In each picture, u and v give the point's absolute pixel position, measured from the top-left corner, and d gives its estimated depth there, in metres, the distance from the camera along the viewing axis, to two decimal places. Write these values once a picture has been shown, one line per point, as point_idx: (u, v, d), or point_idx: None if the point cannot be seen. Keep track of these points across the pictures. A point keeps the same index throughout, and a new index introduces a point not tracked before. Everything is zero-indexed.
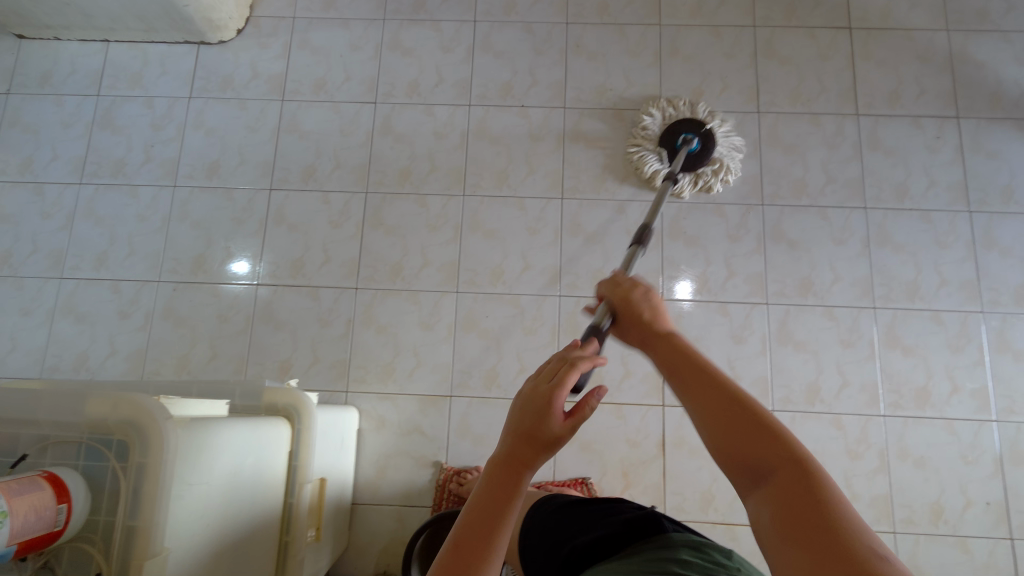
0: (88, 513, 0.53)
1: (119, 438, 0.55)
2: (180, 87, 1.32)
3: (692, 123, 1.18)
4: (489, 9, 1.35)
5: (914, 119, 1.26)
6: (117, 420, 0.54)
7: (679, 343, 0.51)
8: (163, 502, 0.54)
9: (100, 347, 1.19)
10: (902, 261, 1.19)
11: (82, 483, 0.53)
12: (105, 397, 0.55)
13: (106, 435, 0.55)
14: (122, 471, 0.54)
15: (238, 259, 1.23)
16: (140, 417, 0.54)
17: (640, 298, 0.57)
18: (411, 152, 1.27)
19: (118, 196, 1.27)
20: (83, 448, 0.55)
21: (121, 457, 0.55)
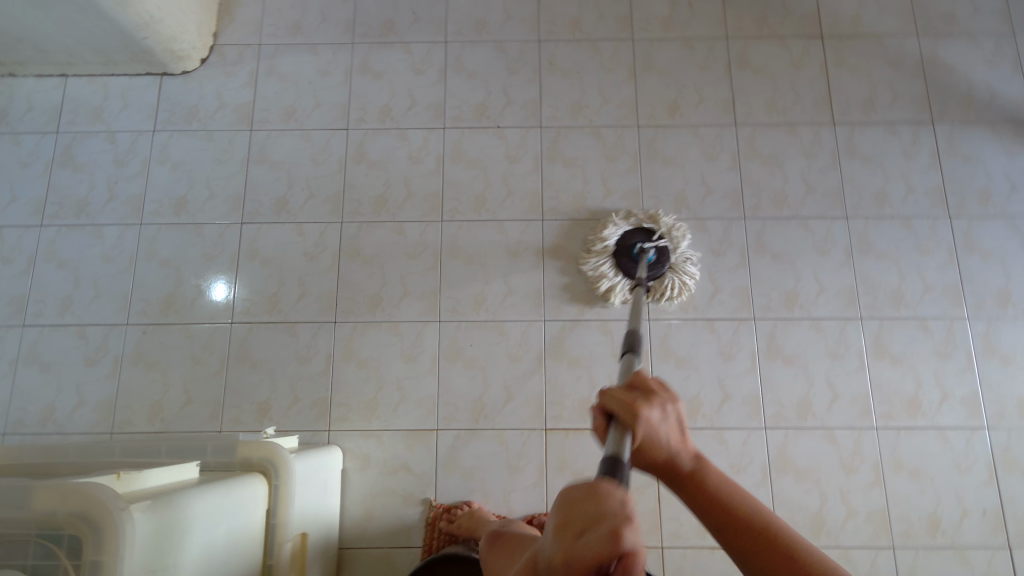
0: None
1: (71, 532, 0.51)
2: (143, 120, 1.27)
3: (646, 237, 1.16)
4: (459, 29, 1.32)
5: (890, 125, 1.26)
6: (66, 512, 0.51)
7: (719, 482, 0.52)
8: None
9: (68, 398, 1.14)
10: (886, 269, 1.18)
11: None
12: (51, 487, 0.51)
13: (57, 529, 0.51)
14: (77, 566, 0.51)
15: (215, 281, 1.19)
16: (90, 507, 0.51)
17: (661, 414, 0.51)
18: (385, 179, 1.24)
19: (81, 237, 1.22)
20: (30, 545, 0.51)
21: (74, 551, 0.51)
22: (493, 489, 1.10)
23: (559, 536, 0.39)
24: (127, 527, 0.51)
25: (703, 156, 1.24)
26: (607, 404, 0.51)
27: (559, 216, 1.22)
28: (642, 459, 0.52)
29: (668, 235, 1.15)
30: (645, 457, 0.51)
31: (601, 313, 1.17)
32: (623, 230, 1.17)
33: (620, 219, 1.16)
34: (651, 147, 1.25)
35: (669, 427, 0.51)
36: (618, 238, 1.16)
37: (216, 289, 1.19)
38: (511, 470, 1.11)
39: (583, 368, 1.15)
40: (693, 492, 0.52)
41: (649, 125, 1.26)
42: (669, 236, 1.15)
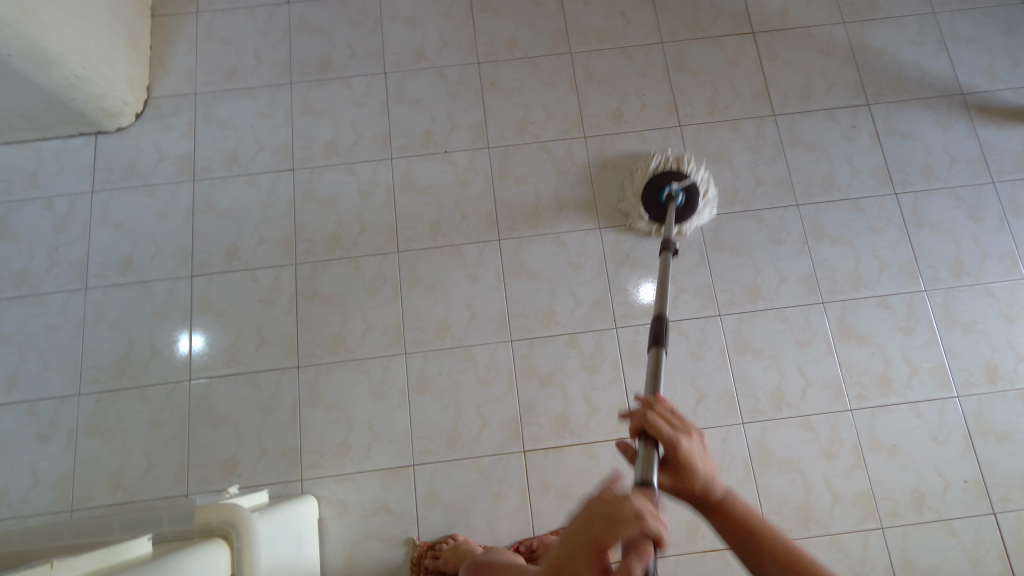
0: None
1: None
2: (81, 182, 1.24)
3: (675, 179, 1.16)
4: (398, 59, 1.32)
5: (829, 112, 1.28)
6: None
7: (750, 511, 0.61)
8: None
9: (21, 479, 1.08)
10: (841, 252, 1.20)
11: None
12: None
13: None
14: None
15: (181, 336, 1.16)
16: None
17: (690, 446, 0.61)
18: (337, 215, 1.22)
19: (24, 308, 1.17)
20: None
21: None
22: (477, 519, 1.07)
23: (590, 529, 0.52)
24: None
25: None
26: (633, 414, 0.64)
27: (517, 235, 1.21)
28: (680, 480, 0.61)
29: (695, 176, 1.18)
30: (683, 479, 0.61)
31: (568, 326, 1.16)
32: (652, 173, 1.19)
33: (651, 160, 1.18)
34: (600, 155, 1.26)
35: (703, 457, 0.62)
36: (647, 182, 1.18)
37: (184, 342, 1.15)
38: (493, 497, 1.08)
39: (556, 384, 1.13)
40: (721, 515, 0.61)
41: (596, 134, 1.27)
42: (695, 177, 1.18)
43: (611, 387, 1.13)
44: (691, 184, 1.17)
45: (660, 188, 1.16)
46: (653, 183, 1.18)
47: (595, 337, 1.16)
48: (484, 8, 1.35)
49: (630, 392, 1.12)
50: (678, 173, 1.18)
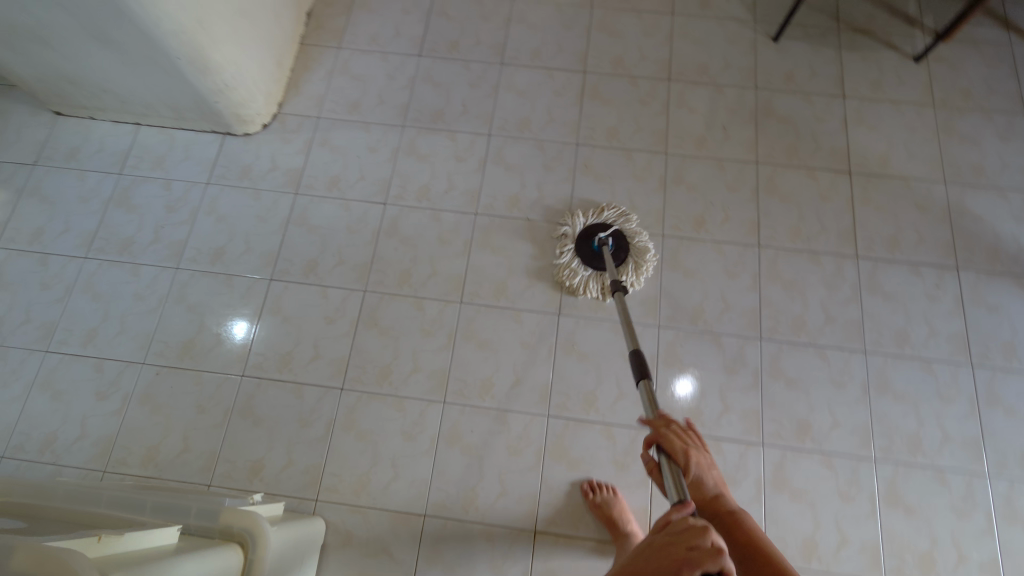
0: None
1: None
2: (200, 173, 1.37)
3: (598, 232, 1.25)
4: (504, 125, 1.41)
5: (914, 266, 1.26)
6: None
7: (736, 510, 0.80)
8: None
9: (71, 429, 1.16)
10: (903, 411, 1.15)
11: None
12: (32, 550, 0.50)
13: None
14: None
15: (236, 320, 1.24)
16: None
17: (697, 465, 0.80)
18: (414, 255, 1.29)
19: (120, 273, 1.28)
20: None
21: None
22: None
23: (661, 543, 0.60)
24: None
25: (724, 272, 1.27)
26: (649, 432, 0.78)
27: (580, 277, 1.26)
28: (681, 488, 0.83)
29: (622, 224, 1.26)
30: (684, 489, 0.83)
31: (606, 416, 1.16)
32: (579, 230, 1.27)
33: (579, 216, 1.26)
34: (674, 256, 1.28)
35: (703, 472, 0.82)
36: (577, 241, 1.26)
37: (235, 326, 1.23)
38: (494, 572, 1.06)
39: (581, 471, 1.12)
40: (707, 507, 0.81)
41: (674, 235, 1.30)
42: (621, 224, 1.27)
43: (637, 489, 1.11)
44: (616, 232, 1.26)
45: (590, 243, 1.25)
46: (583, 238, 1.25)
47: (631, 434, 1.14)
48: (593, 96, 1.44)
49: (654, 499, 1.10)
50: (603, 224, 1.27)
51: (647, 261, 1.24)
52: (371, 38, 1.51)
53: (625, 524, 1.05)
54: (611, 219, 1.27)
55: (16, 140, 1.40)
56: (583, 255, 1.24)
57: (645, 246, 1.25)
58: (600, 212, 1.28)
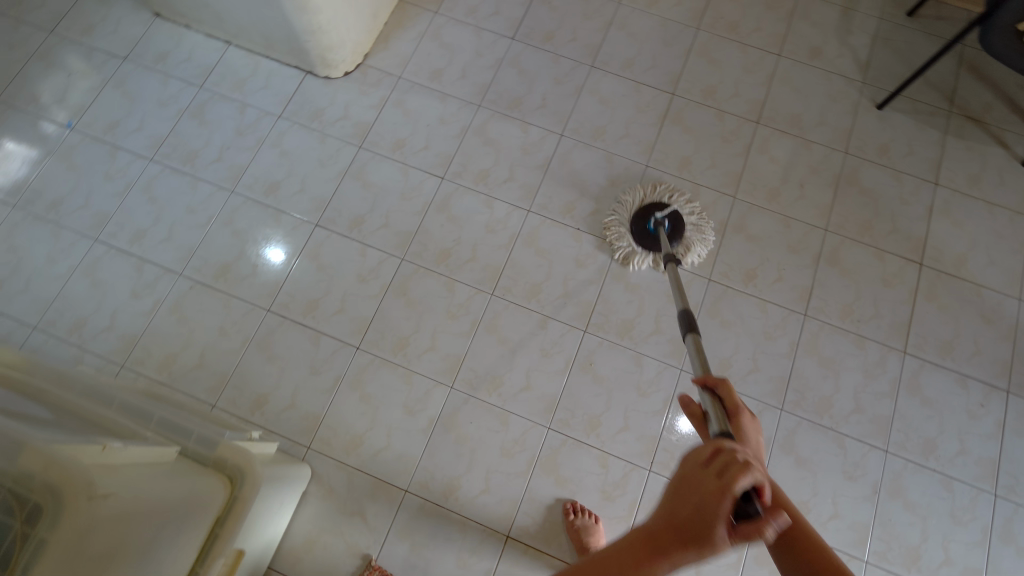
0: None
1: (36, 501, 0.56)
2: (275, 104, 1.38)
3: (652, 209, 1.26)
4: (578, 129, 1.38)
5: (962, 378, 1.20)
6: (45, 483, 0.56)
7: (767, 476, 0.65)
8: None
9: (101, 318, 1.21)
10: (909, 522, 1.11)
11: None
12: (41, 453, 0.56)
13: (27, 492, 0.57)
14: (26, 537, 0.55)
15: (272, 244, 1.27)
16: (70, 487, 0.56)
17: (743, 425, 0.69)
18: (458, 236, 1.28)
19: (178, 183, 1.31)
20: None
21: (31, 520, 0.56)
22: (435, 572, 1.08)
23: (689, 473, 0.52)
24: (96, 512, 0.57)
25: (762, 332, 1.23)
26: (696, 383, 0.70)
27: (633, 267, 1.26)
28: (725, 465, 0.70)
29: (678, 202, 1.27)
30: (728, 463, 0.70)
31: (605, 444, 1.15)
32: (634, 208, 1.27)
33: (635, 193, 1.26)
34: (715, 303, 1.25)
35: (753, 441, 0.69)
36: (631, 220, 1.26)
37: (271, 250, 1.26)
38: (458, 564, 1.08)
39: (568, 490, 1.12)
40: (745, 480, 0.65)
41: (720, 282, 1.26)
42: (677, 204, 1.27)
43: (617, 523, 1.10)
44: (673, 212, 1.26)
45: (646, 222, 1.25)
46: (638, 217, 1.26)
47: (625, 468, 1.13)
48: (675, 121, 1.39)
49: None
50: (658, 203, 1.27)
51: (705, 236, 1.26)
52: (469, 10, 1.49)
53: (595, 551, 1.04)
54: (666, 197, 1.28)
55: (114, 31, 1.44)
56: (637, 234, 1.25)
57: (703, 225, 1.26)
58: (654, 191, 1.28)
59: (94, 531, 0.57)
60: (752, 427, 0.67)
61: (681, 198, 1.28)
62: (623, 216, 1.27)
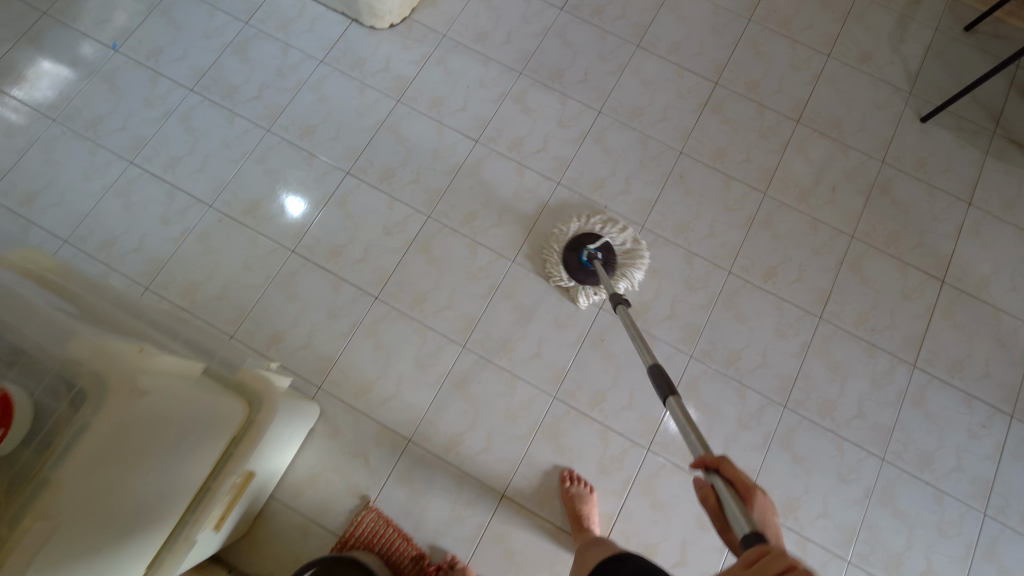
0: (23, 442, 0.58)
1: (81, 385, 0.60)
2: (318, 49, 1.38)
3: (582, 242, 1.23)
4: (617, 107, 1.38)
5: (967, 397, 1.21)
6: (92, 372, 0.60)
7: None
8: (84, 463, 0.57)
9: (130, 239, 1.23)
10: (896, 529, 1.13)
11: (28, 412, 0.59)
12: (88, 342, 0.61)
13: (72, 377, 0.61)
14: (69, 418, 0.59)
15: (288, 195, 1.28)
16: (112, 379, 0.60)
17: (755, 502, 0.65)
18: (485, 201, 1.29)
19: (216, 116, 1.32)
20: (46, 381, 0.60)
21: (74, 404, 0.60)
22: (428, 521, 1.11)
23: None
24: (133, 408, 0.60)
25: (775, 330, 1.23)
26: (704, 464, 0.64)
27: (575, 301, 1.23)
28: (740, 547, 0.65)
29: (608, 232, 1.24)
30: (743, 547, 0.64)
31: (607, 419, 1.17)
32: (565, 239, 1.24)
33: (569, 224, 1.22)
34: (732, 295, 1.25)
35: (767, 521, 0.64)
36: (563, 252, 1.23)
37: (288, 198, 1.27)
38: (452, 516, 1.11)
39: (567, 459, 1.14)
40: None
41: (740, 276, 1.27)
42: (609, 236, 1.24)
43: (610, 496, 1.13)
44: (605, 244, 1.24)
45: (577, 255, 1.21)
46: (570, 249, 1.22)
47: (624, 444, 1.15)
48: (715, 110, 1.38)
49: (622, 511, 1.12)
50: (589, 234, 1.24)
51: (639, 262, 1.24)
52: None
53: (585, 518, 1.08)
54: (598, 227, 1.25)
55: None
56: (569, 267, 1.21)
57: (636, 254, 1.25)
58: (584, 220, 1.25)
59: (129, 426, 0.60)
60: (763, 504, 0.63)
61: (609, 224, 1.25)
62: (556, 248, 1.23)
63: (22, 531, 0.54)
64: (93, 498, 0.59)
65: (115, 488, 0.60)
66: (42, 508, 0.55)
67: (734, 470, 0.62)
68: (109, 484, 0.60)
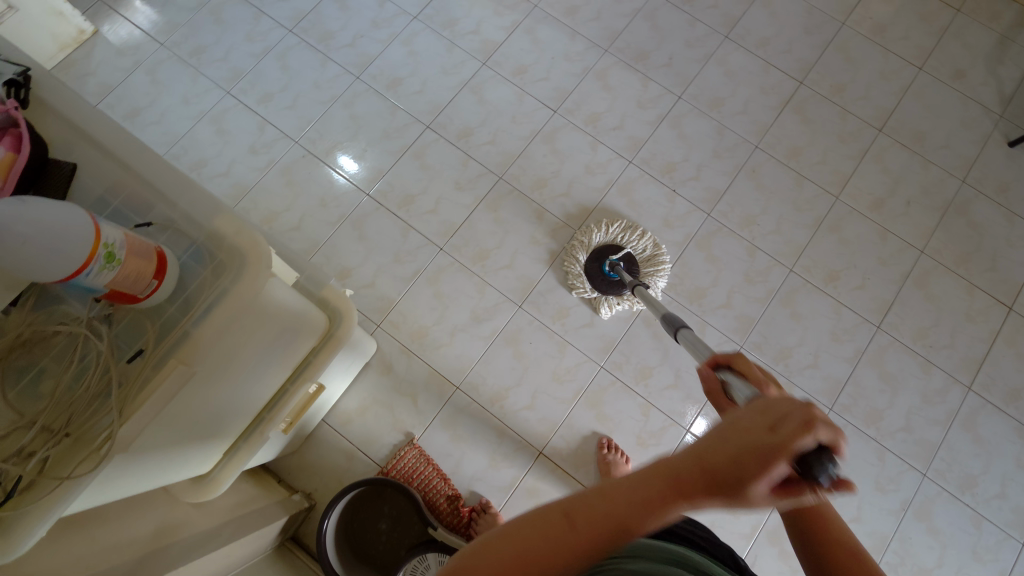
0: (165, 300, 0.60)
1: (222, 258, 0.62)
2: (413, 5, 1.43)
3: (603, 256, 1.22)
4: (697, 95, 1.38)
5: (1020, 427, 1.18)
6: (233, 245, 0.61)
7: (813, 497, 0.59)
8: (221, 327, 0.59)
9: (220, 164, 1.30)
10: (929, 546, 1.12)
11: (176, 274, 0.60)
12: (233, 218, 0.62)
13: (214, 249, 0.62)
14: (211, 285, 0.61)
15: (340, 156, 1.31)
16: (253, 256, 0.61)
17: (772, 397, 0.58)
18: (557, 169, 1.32)
19: (311, 58, 1.38)
20: (191, 247, 0.62)
21: (213, 273, 0.62)
22: (467, 466, 1.15)
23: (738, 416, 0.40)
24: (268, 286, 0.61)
25: (830, 333, 1.23)
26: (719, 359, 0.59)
27: (597, 312, 1.22)
28: None
29: (630, 240, 1.23)
30: None
31: (651, 396, 1.19)
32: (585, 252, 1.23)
33: (592, 235, 1.22)
34: (791, 293, 1.25)
35: None
36: (586, 262, 1.22)
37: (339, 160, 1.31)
38: (489, 465, 1.15)
39: (606, 428, 1.17)
40: None
41: (801, 275, 1.26)
42: (632, 247, 1.23)
43: None
44: (628, 255, 1.23)
45: (599, 270, 1.21)
46: (593, 259, 1.22)
47: (664, 422, 1.17)
48: (796, 109, 1.38)
49: None
50: (613, 245, 1.23)
51: (662, 270, 1.22)
52: None
53: None
54: (619, 237, 1.24)
55: None
56: (591, 279, 1.21)
57: (658, 262, 1.22)
58: (606, 229, 1.24)
59: (259, 303, 0.61)
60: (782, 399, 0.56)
61: (631, 232, 1.23)
62: (579, 257, 1.22)
63: (165, 376, 0.56)
64: (219, 362, 0.61)
65: (236, 358, 0.63)
66: (184, 358, 0.57)
67: (747, 365, 0.55)
68: (237, 350, 0.62)
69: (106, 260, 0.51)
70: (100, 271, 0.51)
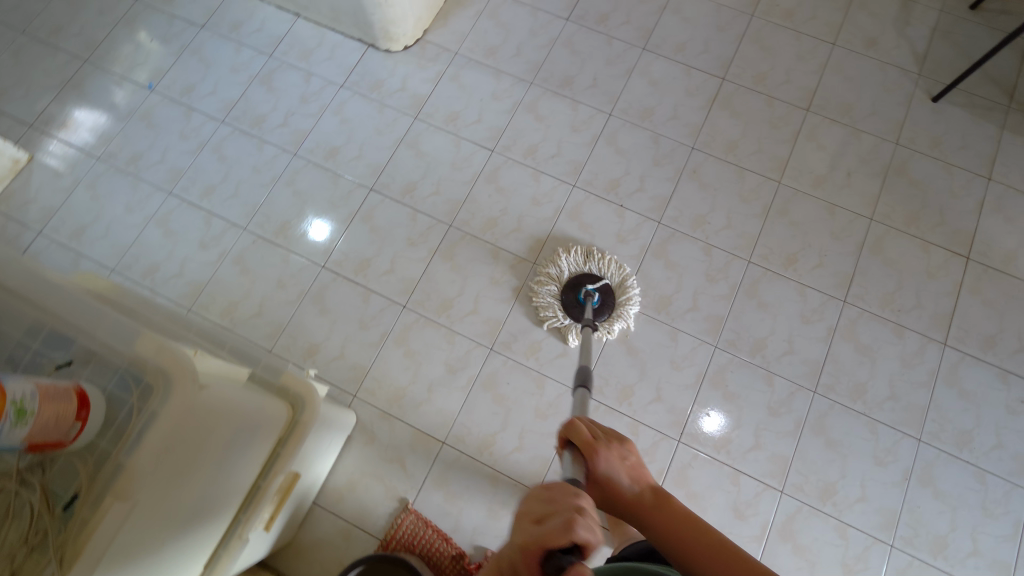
0: (97, 433, 0.63)
1: (149, 380, 0.64)
2: (338, 74, 1.46)
3: (579, 285, 1.23)
4: (627, 109, 1.41)
5: (1002, 372, 1.19)
6: (157, 365, 0.64)
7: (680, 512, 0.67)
8: (155, 451, 0.61)
9: (173, 265, 1.30)
10: (939, 511, 1.11)
11: (103, 405, 0.63)
12: (154, 339, 0.65)
13: (141, 372, 0.65)
14: (140, 409, 0.64)
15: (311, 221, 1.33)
16: (178, 372, 0.64)
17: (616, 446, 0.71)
18: (504, 207, 1.33)
19: (247, 144, 1.40)
20: (116, 375, 0.65)
21: (143, 395, 0.64)
22: (466, 522, 1.13)
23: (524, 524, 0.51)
24: (197, 399, 0.64)
25: (800, 316, 1.24)
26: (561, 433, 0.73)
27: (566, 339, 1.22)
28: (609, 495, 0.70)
29: (607, 270, 1.23)
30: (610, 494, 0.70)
31: (636, 413, 1.18)
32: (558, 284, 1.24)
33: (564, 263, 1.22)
34: (753, 284, 1.26)
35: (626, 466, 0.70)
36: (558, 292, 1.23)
37: (312, 225, 1.33)
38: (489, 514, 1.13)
39: None
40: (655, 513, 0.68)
41: (759, 265, 1.28)
42: (611, 278, 1.23)
43: None
44: (606, 285, 1.23)
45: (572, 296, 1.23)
46: (567, 287, 1.23)
47: (654, 437, 1.17)
48: (724, 105, 1.41)
49: None
50: (591, 275, 1.24)
51: (631, 299, 1.21)
52: None
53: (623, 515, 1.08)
54: (594, 266, 1.24)
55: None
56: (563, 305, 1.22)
57: (627, 289, 1.22)
58: (581, 259, 1.24)
59: (192, 417, 0.64)
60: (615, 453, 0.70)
61: (602, 262, 1.24)
62: (552, 284, 1.24)
63: (104, 512, 0.58)
64: (163, 485, 0.62)
65: (183, 476, 0.64)
66: (121, 491, 0.59)
67: (575, 431, 0.71)
68: (182, 467, 0.64)
69: (16, 416, 0.53)
70: (12, 428, 0.54)
